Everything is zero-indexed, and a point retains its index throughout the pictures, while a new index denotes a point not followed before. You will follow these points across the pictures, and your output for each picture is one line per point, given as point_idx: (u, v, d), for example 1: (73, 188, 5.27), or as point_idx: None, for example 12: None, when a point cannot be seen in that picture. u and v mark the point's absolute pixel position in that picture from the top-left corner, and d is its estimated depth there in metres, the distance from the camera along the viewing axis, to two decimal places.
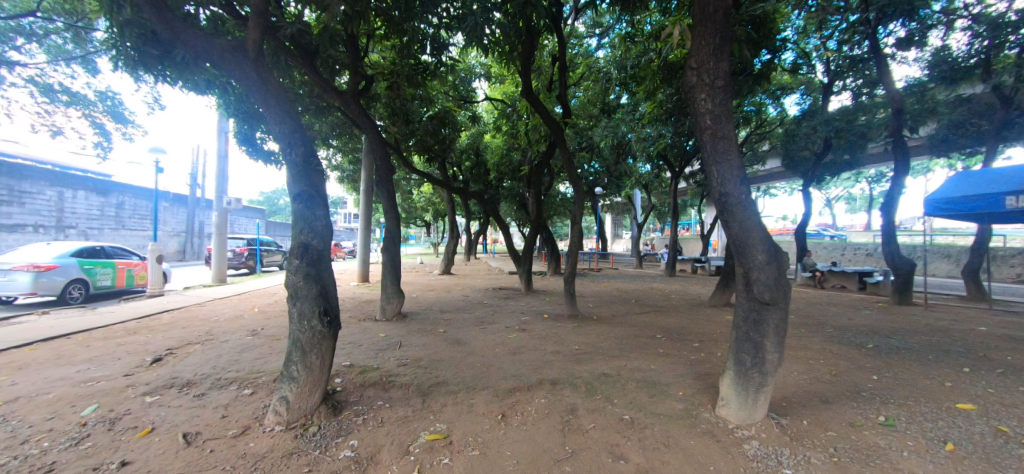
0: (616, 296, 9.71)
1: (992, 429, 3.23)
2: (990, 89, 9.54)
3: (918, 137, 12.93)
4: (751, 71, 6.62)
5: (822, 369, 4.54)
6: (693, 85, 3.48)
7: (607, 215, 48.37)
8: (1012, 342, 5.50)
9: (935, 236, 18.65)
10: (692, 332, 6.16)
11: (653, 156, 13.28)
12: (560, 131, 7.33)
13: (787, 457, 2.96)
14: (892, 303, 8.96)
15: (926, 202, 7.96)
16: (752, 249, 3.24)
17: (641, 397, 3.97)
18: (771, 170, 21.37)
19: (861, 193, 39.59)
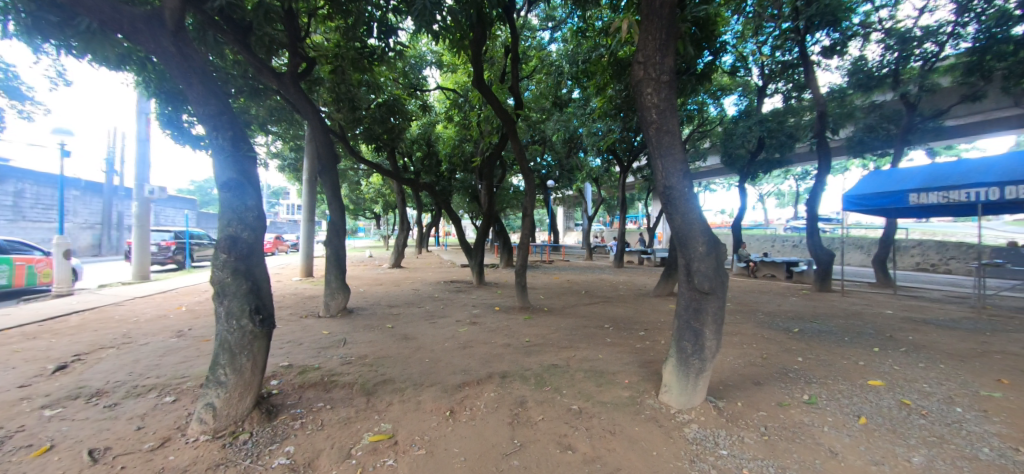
0: (567, 288, 9.88)
1: (897, 403, 3.59)
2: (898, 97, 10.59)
3: (839, 138, 14.17)
4: (695, 70, 6.86)
5: (754, 353, 4.86)
6: (640, 80, 3.53)
7: (558, 208, 49.32)
8: (914, 324, 6.18)
9: (851, 229, 20.69)
10: (638, 321, 6.38)
11: (603, 150, 13.60)
12: (512, 123, 7.25)
13: (723, 438, 3.12)
14: (814, 289, 9.81)
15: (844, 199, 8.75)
16: (694, 241, 3.36)
17: (588, 386, 4.04)
18: (710, 166, 22.73)
19: (790, 189, 43.08)
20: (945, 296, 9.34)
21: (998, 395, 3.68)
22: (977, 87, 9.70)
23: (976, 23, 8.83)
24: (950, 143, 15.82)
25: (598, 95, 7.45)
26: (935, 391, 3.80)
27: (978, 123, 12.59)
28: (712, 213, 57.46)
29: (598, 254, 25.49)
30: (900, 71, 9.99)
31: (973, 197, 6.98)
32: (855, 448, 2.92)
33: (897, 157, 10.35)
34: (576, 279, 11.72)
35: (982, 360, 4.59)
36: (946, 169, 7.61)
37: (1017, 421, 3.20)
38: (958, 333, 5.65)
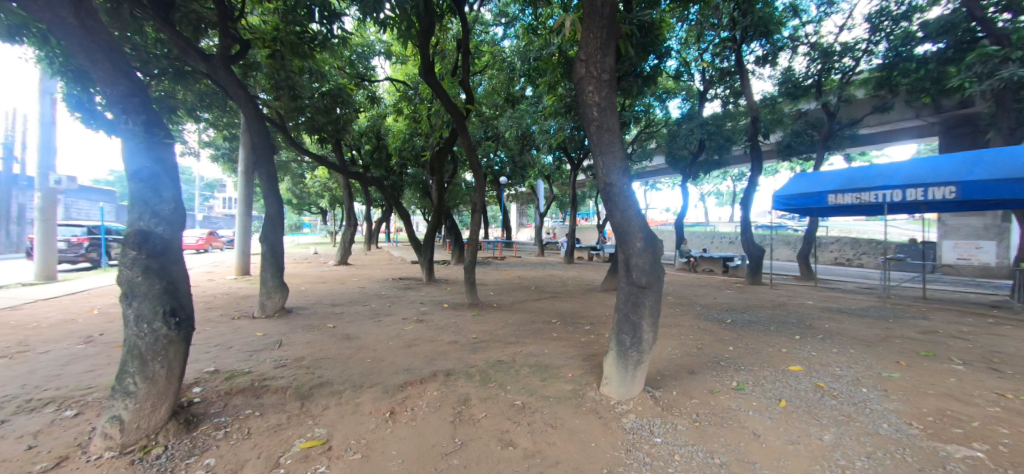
0: (517, 284, 9.94)
1: (813, 386, 3.91)
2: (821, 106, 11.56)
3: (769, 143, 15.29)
4: (640, 73, 7.12)
5: (690, 343, 5.12)
6: (582, 77, 3.58)
7: (512, 205, 49.55)
8: (830, 313, 6.78)
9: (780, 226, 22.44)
10: (584, 316, 6.53)
11: (554, 148, 13.79)
12: (461, 118, 7.14)
13: (658, 426, 3.24)
14: (746, 282, 10.51)
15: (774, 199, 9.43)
16: (632, 237, 3.46)
17: (533, 381, 4.07)
18: (656, 166, 23.79)
19: (729, 190, 46.05)
20: (856, 287, 10.36)
21: (896, 375, 4.11)
22: (885, 100, 10.81)
23: (885, 42, 9.82)
24: (863, 150, 17.54)
25: (548, 93, 7.52)
26: (844, 373, 4.18)
27: (886, 132, 14.05)
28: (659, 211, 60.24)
29: (550, 250, 25.93)
30: (823, 82, 10.90)
31: (881, 199, 7.75)
32: (775, 430, 3.14)
33: (819, 161, 11.31)
34: (526, 275, 11.82)
35: (884, 344, 5.12)
36: (858, 172, 8.40)
37: (909, 398, 3.59)
38: (866, 321, 6.28)
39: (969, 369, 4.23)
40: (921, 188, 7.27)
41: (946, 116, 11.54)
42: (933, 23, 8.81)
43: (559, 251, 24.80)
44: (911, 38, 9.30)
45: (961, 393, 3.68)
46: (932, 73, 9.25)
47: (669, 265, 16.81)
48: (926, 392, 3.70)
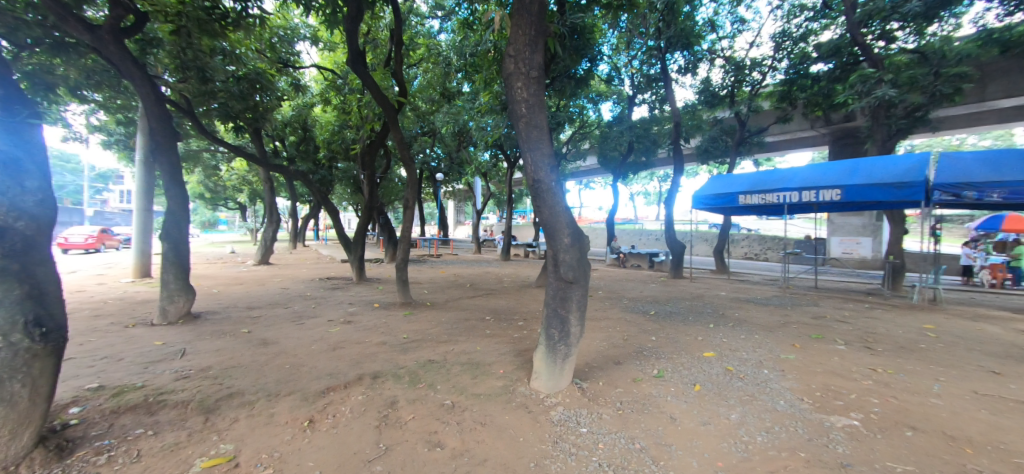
0: (452, 281, 9.82)
1: (723, 370, 4.27)
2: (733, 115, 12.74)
3: (690, 146, 16.59)
4: (573, 74, 7.34)
5: (616, 335, 5.37)
6: (511, 73, 3.60)
7: (450, 202, 49.07)
8: (739, 303, 7.48)
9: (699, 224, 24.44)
10: (518, 311, 6.63)
11: (491, 145, 13.86)
12: (393, 111, 6.90)
13: (585, 417, 3.34)
14: (669, 276, 11.28)
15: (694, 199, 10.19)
16: (559, 233, 3.54)
17: (463, 379, 4.04)
18: (590, 166, 24.78)
19: (656, 190, 49.30)
20: (761, 280, 11.54)
21: (791, 357, 4.62)
22: (786, 112, 12.14)
23: (786, 60, 11.01)
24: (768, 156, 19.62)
25: (484, 90, 7.52)
26: (749, 357, 4.61)
27: (786, 140, 15.80)
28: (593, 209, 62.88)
29: (488, 248, 26.02)
30: (735, 93, 11.98)
31: (781, 199, 8.68)
32: (689, 412, 3.38)
33: (732, 164, 12.44)
34: (462, 272, 11.75)
35: (782, 329, 5.74)
36: (764, 175, 9.35)
37: (801, 377, 4.05)
38: (768, 309, 7.00)
39: (848, 348, 4.88)
40: (813, 190, 8.25)
41: (835, 128, 13.19)
42: (824, 46, 10.03)
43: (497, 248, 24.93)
44: (807, 58, 10.52)
45: (842, 370, 4.22)
46: (822, 89, 10.55)
47: (600, 261, 17.60)
48: (814, 370, 4.20)
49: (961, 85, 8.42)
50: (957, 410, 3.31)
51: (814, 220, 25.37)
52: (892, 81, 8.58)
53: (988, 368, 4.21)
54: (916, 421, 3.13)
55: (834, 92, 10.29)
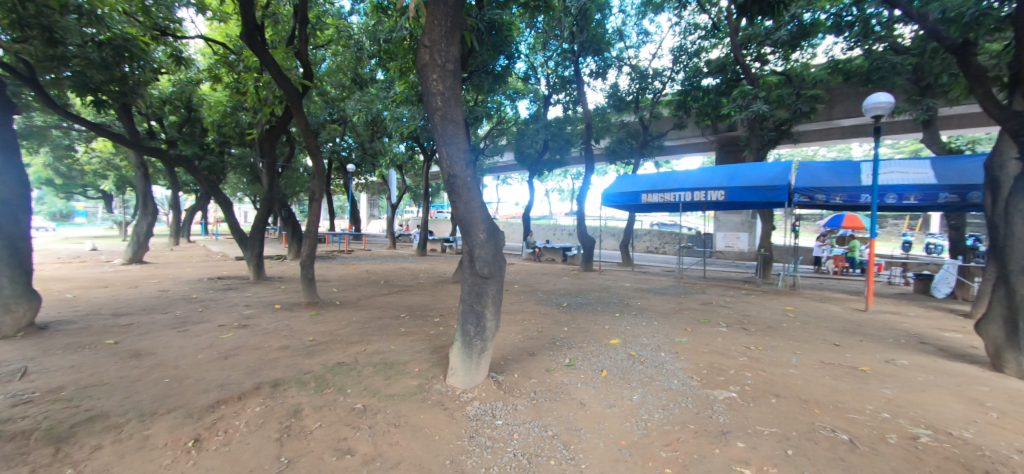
0: (364, 278, 9.36)
1: (627, 355, 4.63)
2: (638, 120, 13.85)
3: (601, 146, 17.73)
4: (491, 70, 7.39)
5: (531, 327, 5.55)
6: (426, 64, 3.50)
7: (362, 195, 46.57)
8: (641, 293, 8.19)
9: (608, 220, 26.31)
10: (435, 308, 6.54)
11: (407, 137, 13.50)
12: (296, 95, 6.33)
13: (500, 409, 3.39)
14: (581, 269, 11.94)
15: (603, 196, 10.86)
16: (475, 228, 3.53)
17: (376, 381, 3.86)
18: (508, 163, 25.21)
19: (570, 188, 51.81)
20: (660, 271, 12.73)
21: (683, 340, 5.17)
22: (682, 119, 13.49)
23: (683, 73, 12.22)
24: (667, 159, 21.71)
25: (399, 79, 7.23)
26: (649, 342, 5.06)
27: (682, 145, 17.56)
28: (512, 205, 64.04)
29: (403, 243, 25.28)
30: (639, 99, 13.00)
31: (677, 199, 9.65)
32: (597, 397, 3.60)
33: (636, 165, 13.53)
34: (375, 268, 11.29)
35: (676, 315, 6.41)
36: (663, 176, 10.29)
37: (691, 358, 4.54)
38: (666, 297, 7.76)
39: (728, 330, 5.60)
40: (703, 191, 9.29)
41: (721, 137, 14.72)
42: (713, 63, 11.29)
43: (413, 242, 24.29)
44: (699, 72, 11.79)
45: (723, 349, 4.83)
46: (711, 101, 11.89)
47: (516, 255, 18.04)
48: (702, 351, 4.75)
49: (815, 106, 10.05)
50: (808, 377, 3.97)
51: (703, 217, 28.68)
52: (765, 98, 9.95)
53: (829, 341, 5.13)
54: (779, 389, 3.68)
55: (720, 104, 11.66)
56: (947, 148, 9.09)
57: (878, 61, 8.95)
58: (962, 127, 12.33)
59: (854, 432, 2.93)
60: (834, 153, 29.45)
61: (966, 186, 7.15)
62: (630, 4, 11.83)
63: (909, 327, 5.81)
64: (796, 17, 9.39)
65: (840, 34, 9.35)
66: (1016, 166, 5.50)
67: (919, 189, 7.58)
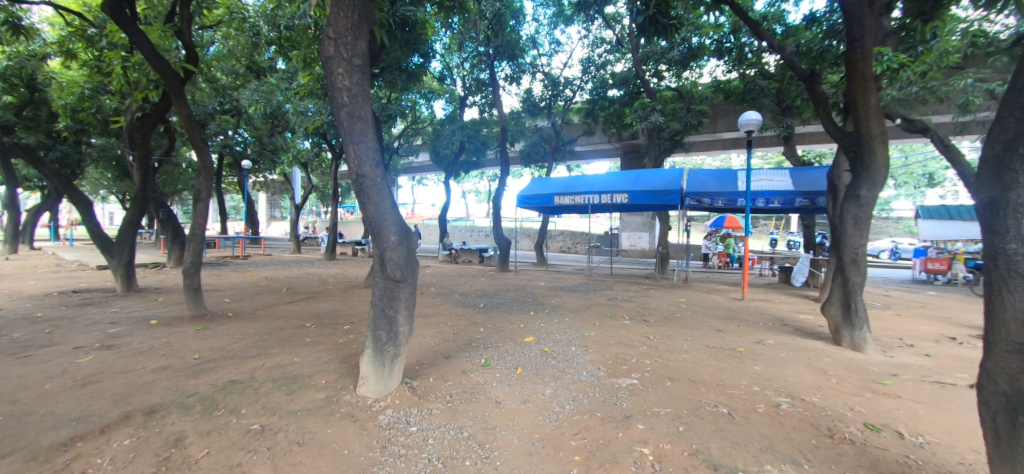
0: (263, 286, 8.52)
1: (541, 352, 4.78)
2: (550, 125, 14.49)
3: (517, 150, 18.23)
4: (404, 67, 7.21)
5: (447, 330, 5.49)
6: (330, 56, 3.30)
7: (261, 194, 42.28)
8: (555, 291, 8.55)
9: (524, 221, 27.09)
10: (344, 315, 6.17)
11: (310, 132, 12.69)
12: (175, 80, 5.56)
13: (414, 415, 3.28)
14: (498, 270, 12.08)
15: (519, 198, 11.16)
16: (387, 230, 3.39)
17: (276, 397, 3.53)
18: (424, 163, 24.69)
19: (488, 190, 52.46)
20: (572, 269, 13.39)
21: (592, 334, 5.50)
22: (591, 127, 14.40)
23: (591, 83, 13.02)
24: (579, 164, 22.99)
25: (302, 70, 6.72)
26: (561, 338, 5.30)
27: (592, 151, 18.68)
28: (428, 205, 62.77)
29: (309, 246, 23.50)
30: (552, 105, 13.71)
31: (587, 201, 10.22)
32: (512, 394, 3.67)
33: (550, 167, 14.16)
34: (276, 275, 10.34)
35: (586, 311, 6.80)
36: (573, 180, 10.84)
37: (599, 350, 4.84)
38: (577, 295, 8.19)
39: (631, 322, 6.09)
40: (609, 194, 9.97)
41: (627, 143, 15.67)
42: (617, 75, 12.16)
43: (322, 245, 22.66)
44: (605, 83, 12.63)
45: (627, 340, 5.23)
46: (616, 111, 12.81)
47: (433, 257, 17.73)
48: (609, 343, 5.10)
49: (702, 120, 11.30)
50: (696, 360, 4.46)
51: (611, 218, 30.90)
52: (661, 110, 11.02)
53: (713, 327, 5.82)
54: (673, 373, 4.08)
55: (624, 114, 12.62)
56: (801, 161, 10.82)
57: (750, 83, 10.35)
58: (812, 143, 14.80)
59: (732, 406, 3.36)
60: (718, 162, 33.59)
61: (815, 192, 8.60)
62: (543, 14, 12.31)
63: (774, 312, 6.81)
64: (685, 40, 10.70)
65: (721, 58, 10.69)
66: (847, 177, 6.75)
67: (780, 195, 8.93)
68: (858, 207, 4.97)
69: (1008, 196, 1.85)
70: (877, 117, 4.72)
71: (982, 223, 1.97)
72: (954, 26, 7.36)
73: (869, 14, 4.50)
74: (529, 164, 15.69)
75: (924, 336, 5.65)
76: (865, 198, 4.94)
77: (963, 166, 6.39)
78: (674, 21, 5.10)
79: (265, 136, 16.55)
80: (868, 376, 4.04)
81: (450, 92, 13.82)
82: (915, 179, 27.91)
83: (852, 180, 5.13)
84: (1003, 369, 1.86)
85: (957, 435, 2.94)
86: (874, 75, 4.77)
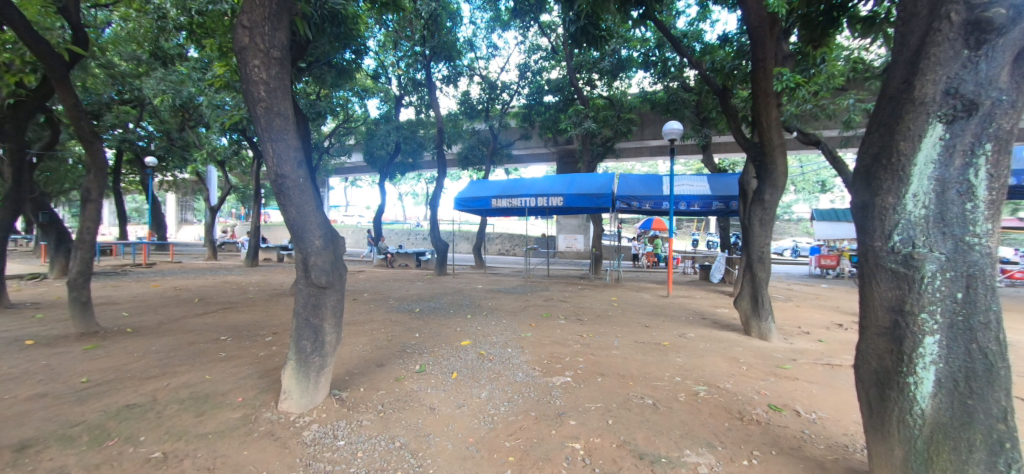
0: (171, 297, 7.67)
1: (477, 355, 4.77)
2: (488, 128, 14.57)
3: (454, 152, 18.12)
4: (332, 62, 6.90)
5: (380, 337, 5.29)
6: (244, 46, 3.06)
7: (168, 195, 37.74)
8: (493, 293, 8.58)
9: (464, 224, 26.97)
10: (267, 326, 5.72)
11: (226, 128, 11.70)
12: (58, 62, 4.88)
13: (342, 428, 3.11)
14: (436, 274, 11.86)
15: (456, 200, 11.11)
16: (310, 234, 3.18)
17: (183, 420, 3.18)
18: (358, 163, 23.69)
19: (426, 193, 51.56)
20: (511, 271, 13.52)
21: (528, 334, 5.59)
22: (527, 131, 14.67)
23: (528, 88, 13.31)
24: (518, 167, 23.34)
25: (218, 59, 6.20)
26: (498, 340, 5.31)
27: (530, 154, 19.06)
28: (363, 209, 60.31)
29: (228, 252, 21.55)
30: (489, 108, 13.85)
31: (524, 203, 10.39)
32: (447, 399, 3.62)
33: (487, 170, 14.27)
34: (186, 284, 9.35)
35: (522, 312, 6.89)
36: (511, 183, 11.00)
37: (535, 350, 4.92)
38: (515, 296, 8.29)
39: (566, 322, 6.27)
40: (545, 197, 10.21)
41: (562, 149, 16.18)
42: (553, 82, 12.59)
43: (243, 251, 20.91)
44: (542, 89, 12.98)
45: (561, 339, 5.37)
46: (551, 116, 13.16)
47: (368, 262, 17.04)
48: (544, 343, 5.20)
49: (631, 128, 11.99)
50: (625, 355, 4.70)
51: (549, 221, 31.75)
52: (593, 118, 11.53)
53: (642, 323, 6.17)
54: (604, 369, 4.26)
55: (559, 120, 13.03)
56: (717, 168, 11.83)
57: (673, 95, 11.13)
58: (727, 152, 16.25)
59: (656, 396, 3.57)
60: (647, 167, 35.76)
61: (729, 196, 9.45)
62: (480, 18, 12.38)
63: (696, 307, 7.36)
64: (615, 51, 11.29)
65: (647, 69, 11.39)
66: (754, 183, 7.49)
67: (700, 198, 9.64)
68: (763, 211, 5.54)
69: (874, 200, 2.13)
70: (776, 130, 5.27)
71: (856, 223, 2.26)
72: (839, 53, 8.43)
73: (769, 38, 5.02)
74: (467, 167, 15.65)
75: (818, 323, 6.41)
76: (768, 202, 5.51)
77: (847, 175, 7.28)
78: (603, 33, 5.35)
79: (173, 131, 15.09)
80: (772, 362, 4.49)
81: (384, 91, 13.44)
82: (810, 185, 31.55)
83: (758, 186, 5.69)
84: (873, 349, 2.15)
85: (842, 410, 3.35)
86: (774, 91, 5.33)
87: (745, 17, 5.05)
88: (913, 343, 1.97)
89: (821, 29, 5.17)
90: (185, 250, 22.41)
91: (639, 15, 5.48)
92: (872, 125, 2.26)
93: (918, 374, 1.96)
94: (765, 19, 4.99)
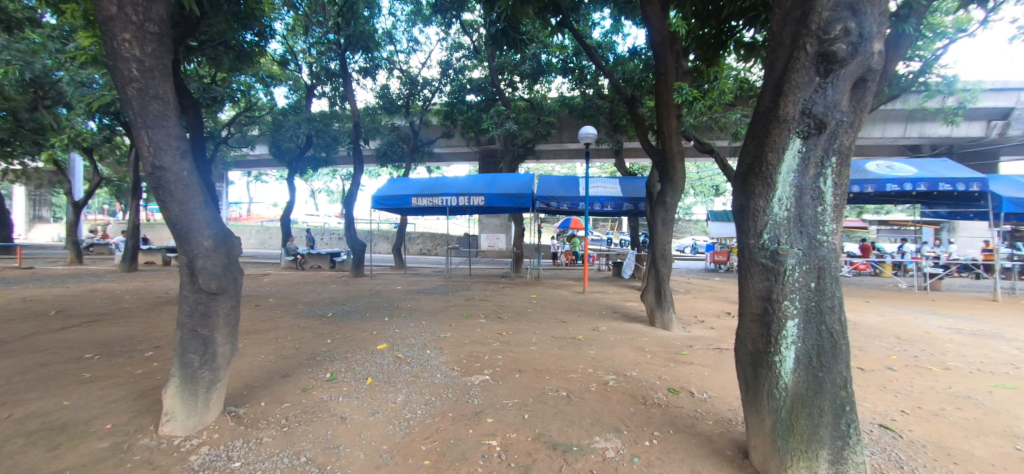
0: (15, 310, 6.38)
1: (394, 358, 4.62)
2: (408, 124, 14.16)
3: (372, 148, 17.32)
4: (227, 42, 6.22)
5: (286, 345, 4.89)
6: (110, 16, 2.64)
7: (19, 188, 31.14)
8: (412, 294, 8.38)
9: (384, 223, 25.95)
10: (146, 340, 5.02)
11: (94, 109, 10.04)
12: None
13: (238, 448, 2.83)
14: (353, 275, 11.27)
15: (373, 198, 10.66)
16: (197, 234, 2.85)
17: (31, 456, 2.66)
18: (262, 156, 21.60)
19: (341, 190, 48.66)
20: (432, 271, 13.28)
21: (448, 335, 5.56)
22: (449, 130, 14.50)
23: (449, 86, 13.17)
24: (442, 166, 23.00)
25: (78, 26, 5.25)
26: (416, 342, 5.20)
27: (452, 153, 18.90)
28: (272, 206, 55.24)
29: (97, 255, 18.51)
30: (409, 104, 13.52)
31: (445, 202, 10.28)
32: (359, 407, 3.47)
33: (407, 167, 13.88)
34: (37, 294, 7.87)
35: (441, 313, 6.81)
36: (432, 181, 10.82)
37: (454, 350, 4.91)
38: (435, 297, 8.18)
39: (486, 320, 6.34)
40: (467, 196, 10.20)
41: (484, 149, 16.26)
42: (474, 81, 12.58)
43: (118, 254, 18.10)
44: (464, 88, 12.92)
45: (481, 338, 5.42)
46: (473, 115, 13.18)
47: (275, 264, 15.69)
48: (463, 343, 5.20)
49: (549, 131, 12.47)
50: (542, 351, 4.88)
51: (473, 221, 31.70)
52: (512, 120, 11.79)
53: (559, 319, 6.44)
54: (521, 365, 4.38)
55: (481, 119, 13.08)
56: (628, 171, 12.72)
57: (589, 101, 11.73)
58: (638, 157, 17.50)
59: (570, 388, 3.76)
60: (568, 170, 37.30)
61: (637, 198, 10.19)
62: (400, 10, 11.99)
63: (609, 302, 7.84)
64: (535, 56, 11.64)
65: (565, 75, 11.88)
66: (659, 186, 8.15)
67: (613, 200, 10.25)
68: (665, 211, 6.07)
69: (749, 203, 2.42)
70: (676, 138, 5.79)
71: (736, 223, 2.55)
72: (728, 73, 9.47)
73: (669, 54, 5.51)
74: (386, 164, 15.05)
75: (710, 312, 7.19)
76: (668, 203, 6.06)
77: None
78: (523, 37, 5.48)
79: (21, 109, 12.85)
80: (672, 349, 4.95)
81: (293, 79, 12.46)
82: (708, 191, 35.20)
83: (663, 188, 6.20)
84: (748, 334, 2.46)
85: (727, 389, 3.81)
86: (675, 102, 5.83)
87: (650, 32, 5.48)
88: (778, 326, 2.30)
89: (712, 49, 5.77)
90: (37, 251, 20.66)
91: (557, 23, 5.68)
92: (749, 136, 2.56)
93: (782, 353, 2.29)
94: (666, 36, 5.45)
